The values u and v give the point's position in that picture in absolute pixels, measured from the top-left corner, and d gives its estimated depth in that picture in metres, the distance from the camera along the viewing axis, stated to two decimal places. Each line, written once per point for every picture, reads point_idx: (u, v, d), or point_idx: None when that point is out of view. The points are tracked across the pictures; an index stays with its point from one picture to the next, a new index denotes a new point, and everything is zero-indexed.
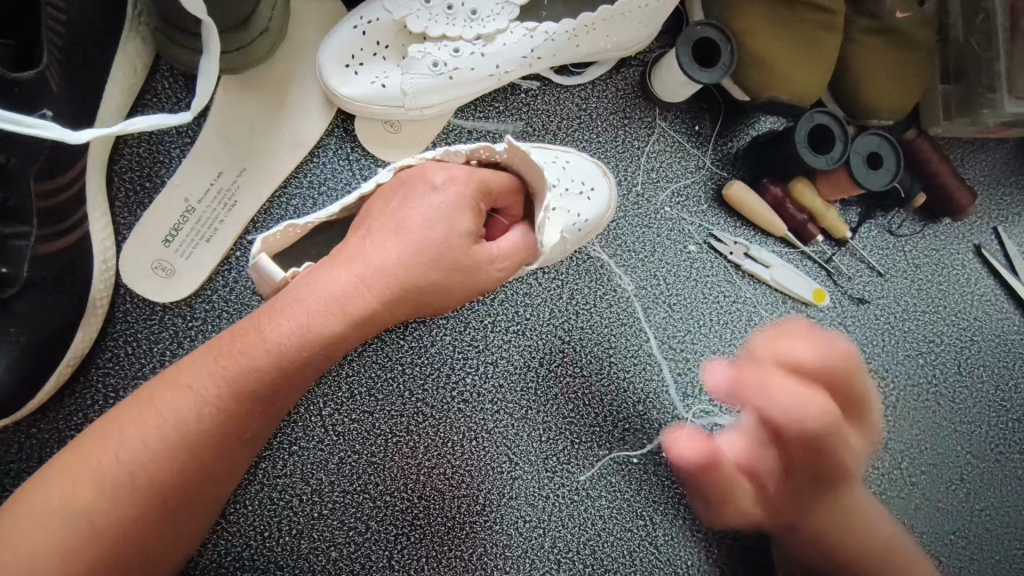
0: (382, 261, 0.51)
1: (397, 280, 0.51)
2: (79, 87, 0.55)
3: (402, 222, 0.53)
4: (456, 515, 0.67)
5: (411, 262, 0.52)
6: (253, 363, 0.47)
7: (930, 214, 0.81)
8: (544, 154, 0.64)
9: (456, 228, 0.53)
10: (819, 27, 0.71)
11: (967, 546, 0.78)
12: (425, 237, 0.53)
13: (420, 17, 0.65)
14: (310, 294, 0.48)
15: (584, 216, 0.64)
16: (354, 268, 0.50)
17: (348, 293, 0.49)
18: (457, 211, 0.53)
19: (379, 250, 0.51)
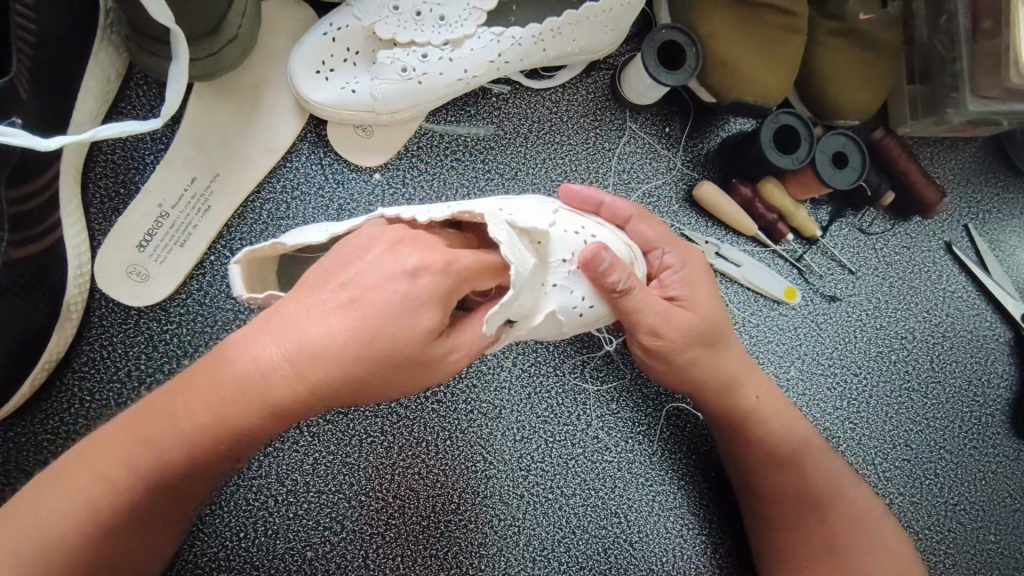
0: (322, 342, 0.45)
1: (328, 373, 0.45)
2: (50, 95, 0.56)
3: (362, 298, 0.46)
4: (430, 514, 0.68)
5: (340, 361, 0.45)
6: (187, 428, 0.45)
7: (900, 212, 0.82)
8: (569, 222, 0.61)
9: (418, 323, 0.47)
10: (781, 29, 0.72)
11: (943, 541, 0.79)
12: (361, 342, 0.46)
13: (389, 24, 0.66)
14: (257, 381, 0.45)
15: (590, 300, 0.59)
16: (287, 355, 0.45)
17: (281, 379, 0.45)
18: (418, 305, 0.47)
19: (319, 335, 0.45)
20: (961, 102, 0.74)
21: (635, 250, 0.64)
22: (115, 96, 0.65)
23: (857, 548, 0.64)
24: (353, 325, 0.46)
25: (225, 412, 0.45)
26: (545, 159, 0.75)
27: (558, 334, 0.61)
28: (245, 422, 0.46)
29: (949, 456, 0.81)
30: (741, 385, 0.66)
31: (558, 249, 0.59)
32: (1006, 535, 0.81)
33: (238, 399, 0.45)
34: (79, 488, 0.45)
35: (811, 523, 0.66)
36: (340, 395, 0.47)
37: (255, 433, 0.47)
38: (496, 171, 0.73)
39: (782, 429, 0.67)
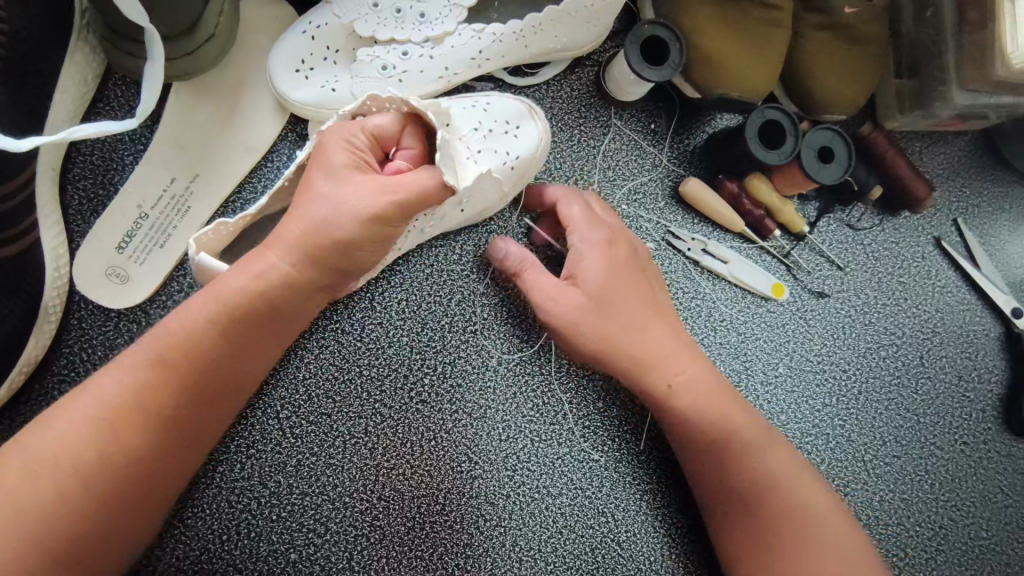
0: (288, 231, 0.54)
1: (303, 247, 0.54)
2: (23, 97, 0.56)
3: (305, 188, 0.55)
4: (416, 515, 0.68)
5: (314, 233, 0.53)
6: (184, 333, 0.52)
7: (888, 207, 0.81)
8: (465, 101, 0.67)
9: (339, 166, 0.55)
10: (766, 24, 0.72)
11: (933, 537, 0.78)
12: (326, 215, 0.53)
13: (369, 22, 0.65)
14: (243, 267, 0.53)
15: (514, 154, 0.67)
16: (273, 253, 0.54)
17: (270, 264, 0.53)
18: (350, 168, 0.55)
19: (291, 228, 0.54)
20: (947, 95, 0.73)
21: (535, 107, 0.69)
22: (92, 97, 0.64)
23: (809, 556, 0.60)
24: (302, 212, 0.54)
25: (219, 295, 0.52)
26: None
27: (503, 197, 0.68)
28: (238, 302, 0.52)
29: (940, 451, 0.80)
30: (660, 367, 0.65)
31: (465, 123, 0.65)
32: (998, 530, 0.80)
33: (227, 288, 0.52)
34: (80, 415, 0.49)
35: (766, 529, 0.62)
36: (325, 259, 0.54)
37: (252, 318, 0.53)
38: None
39: (713, 417, 0.64)
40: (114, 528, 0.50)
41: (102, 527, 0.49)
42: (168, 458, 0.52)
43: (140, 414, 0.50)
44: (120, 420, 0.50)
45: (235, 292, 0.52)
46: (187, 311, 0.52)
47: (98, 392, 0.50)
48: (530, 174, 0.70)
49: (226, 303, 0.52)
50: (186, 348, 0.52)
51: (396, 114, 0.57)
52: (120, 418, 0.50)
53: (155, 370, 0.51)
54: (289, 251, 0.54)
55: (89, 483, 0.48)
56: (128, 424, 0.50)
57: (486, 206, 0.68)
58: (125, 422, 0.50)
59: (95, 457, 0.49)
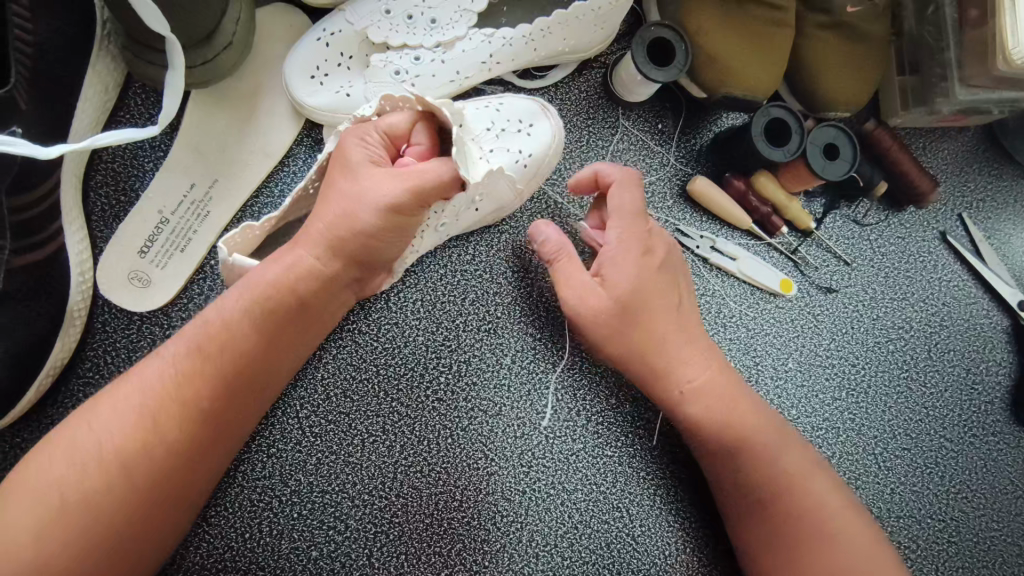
0: (316, 227, 0.56)
1: (331, 241, 0.56)
2: (49, 106, 0.58)
3: (329, 187, 0.57)
4: (434, 511, 0.69)
5: (342, 224, 0.56)
6: (220, 326, 0.54)
7: (894, 202, 0.82)
8: (480, 101, 0.69)
9: (361, 161, 0.57)
10: (770, 24, 0.73)
11: (945, 529, 0.79)
12: (350, 208, 0.56)
13: (381, 28, 0.67)
14: (275, 259, 0.56)
15: (526, 151, 0.68)
16: (304, 245, 0.56)
17: (303, 257, 0.56)
18: (370, 165, 0.57)
19: (317, 223, 0.56)
20: (950, 91, 0.74)
21: (548, 108, 0.71)
22: (113, 106, 0.66)
23: (836, 542, 0.61)
24: (329, 205, 0.56)
25: (252, 287, 0.54)
26: None
27: (518, 194, 0.69)
28: (267, 298, 0.54)
29: (950, 444, 0.81)
30: (675, 372, 0.65)
31: (478, 122, 0.67)
32: (1009, 521, 0.81)
33: (262, 280, 0.54)
34: (122, 404, 0.51)
35: (782, 515, 0.63)
36: (353, 250, 0.57)
37: (284, 314, 0.56)
38: None
39: (729, 416, 0.65)
40: (152, 524, 0.52)
41: (139, 521, 0.51)
42: (201, 454, 0.54)
43: (180, 404, 0.52)
44: (160, 409, 0.51)
45: (270, 282, 0.54)
46: (221, 308, 0.54)
47: (135, 381, 0.52)
48: (546, 171, 0.71)
49: (259, 294, 0.54)
50: (224, 340, 0.54)
51: (408, 113, 0.59)
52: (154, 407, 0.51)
53: (192, 362, 0.53)
54: (319, 243, 0.56)
55: (124, 478, 0.50)
56: (169, 413, 0.51)
57: (501, 206, 0.69)
58: (165, 412, 0.51)
59: (135, 446, 0.50)
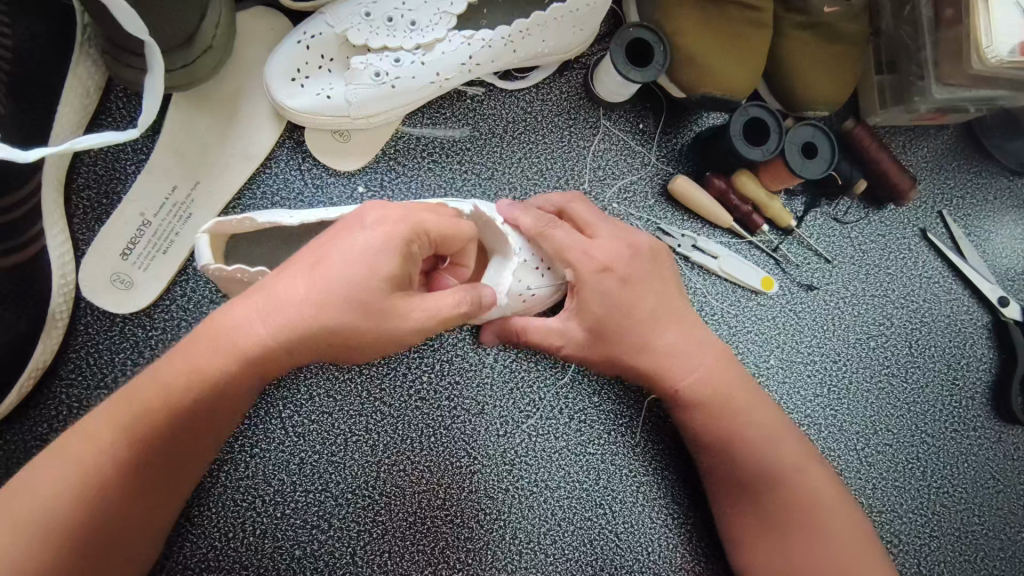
0: (285, 295, 0.49)
1: (292, 327, 0.49)
2: (28, 110, 0.58)
3: (329, 265, 0.50)
4: (417, 510, 0.69)
5: (321, 312, 0.49)
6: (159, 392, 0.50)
7: (874, 200, 0.83)
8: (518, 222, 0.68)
9: (379, 269, 0.51)
10: (747, 24, 0.74)
11: (927, 524, 0.80)
12: (342, 294, 0.49)
13: (361, 30, 0.68)
14: (221, 331, 0.50)
15: (533, 288, 0.67)
16: (263, 317, 0.49)
17: (252, 330, 0.49)
18: (384, 253, 0.51)
19: (288, 297, 0.49)
20: (926, 90, 0.75)
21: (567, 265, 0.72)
22: (95, 109, 0.66)
23: (822, 534, 0.63)
24: (332, 276, 0.50)
25: (194, 355, 0.50)
26: (521, 158, 0.76)
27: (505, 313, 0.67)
28: (212, 369, 0.49)
29: (932, 439, 0.82)
30: (670, 369, 0.66)
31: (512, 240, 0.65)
32: (990, 516, 0.82)
33: (242, 338, 0.49)
34: (98, 431, 0.49)
35: (777, 507, 0.64)
36: (309, 340, 0.49)
37: (231, 384, 0.50)
38: (473, 172, 0.75)
39: (728, 409, 0.66)
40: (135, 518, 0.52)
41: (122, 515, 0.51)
42: (174, 457, 0.53)
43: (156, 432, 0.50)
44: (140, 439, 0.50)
45: (252, 339, 0.49)
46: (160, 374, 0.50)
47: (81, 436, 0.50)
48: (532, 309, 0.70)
49: (198, 361, 0.49)
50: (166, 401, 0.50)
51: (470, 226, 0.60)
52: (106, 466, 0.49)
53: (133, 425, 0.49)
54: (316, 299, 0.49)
55: (105, 500, 0.49)
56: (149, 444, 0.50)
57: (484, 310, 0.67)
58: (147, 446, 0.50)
59: (118, 491, 0.50)
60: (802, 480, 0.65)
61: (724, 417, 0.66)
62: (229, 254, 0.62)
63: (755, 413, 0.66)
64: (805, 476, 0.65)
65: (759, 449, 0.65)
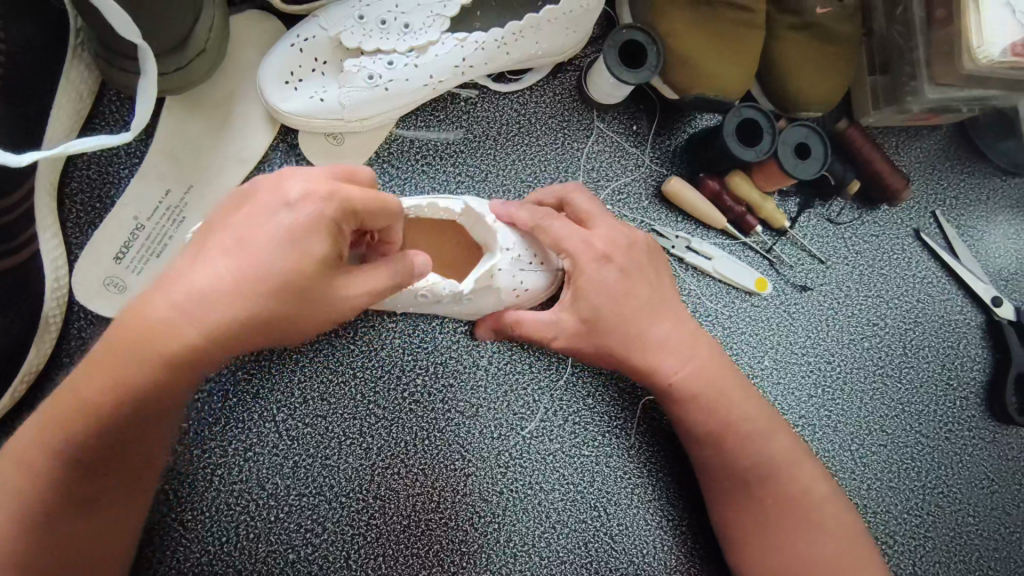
0: (212, 286, 0.46)
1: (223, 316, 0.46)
2: (21, 114, 0.58)
3: (250, 241, 0.48)
4: (411, 513, 0.69)
5: (244, 300, 0.47)
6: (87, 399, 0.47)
7: (868, 200, 0.83)
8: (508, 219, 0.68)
9: (310, 250, 0.48)
10: (741, 26, 0.74)
11: (921, 524, 0.80)
12: (270, 279, 0.47)
13: (355, 33, 0.68)
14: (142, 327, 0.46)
15: (527, 285, 0.68)
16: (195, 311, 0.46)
17: (179, 326, 0.46)
18: (305, 235, 0.48)
19: (212, 286, 0.46)
20: (919, 90, 0.75)
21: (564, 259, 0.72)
22: (88, 113, 0.66)
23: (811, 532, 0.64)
24: (261, 258, 0.47)
25: (116, 356, 0.47)
26: (515, 160, 0.76)
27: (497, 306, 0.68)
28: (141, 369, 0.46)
29: (926, 439, 0.82)
30: (664, 362, 0.65)
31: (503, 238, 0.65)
32: (985, 516, 0.82)
33: (170, 336, 0.46)
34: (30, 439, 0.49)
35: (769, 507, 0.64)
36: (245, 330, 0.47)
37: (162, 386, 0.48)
38: (467, 174, 0.75)
39: (720, 402, 0.65)
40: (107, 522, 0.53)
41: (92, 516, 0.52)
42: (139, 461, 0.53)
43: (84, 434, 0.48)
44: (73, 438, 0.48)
45: (179, 336, 0.46)
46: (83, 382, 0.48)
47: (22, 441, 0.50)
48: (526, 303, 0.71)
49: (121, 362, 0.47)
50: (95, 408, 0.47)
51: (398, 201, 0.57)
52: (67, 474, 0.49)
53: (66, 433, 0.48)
54: (241, 287, 0.47)
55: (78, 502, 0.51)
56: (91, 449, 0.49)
57: (477, 308, 0.68)
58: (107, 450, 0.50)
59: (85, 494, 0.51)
60: (788, 473, 0.65)
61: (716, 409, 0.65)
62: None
63: (745, 403, 0.66)
64: (791, 480, 0.65)
65: (752, 441, 0.65)
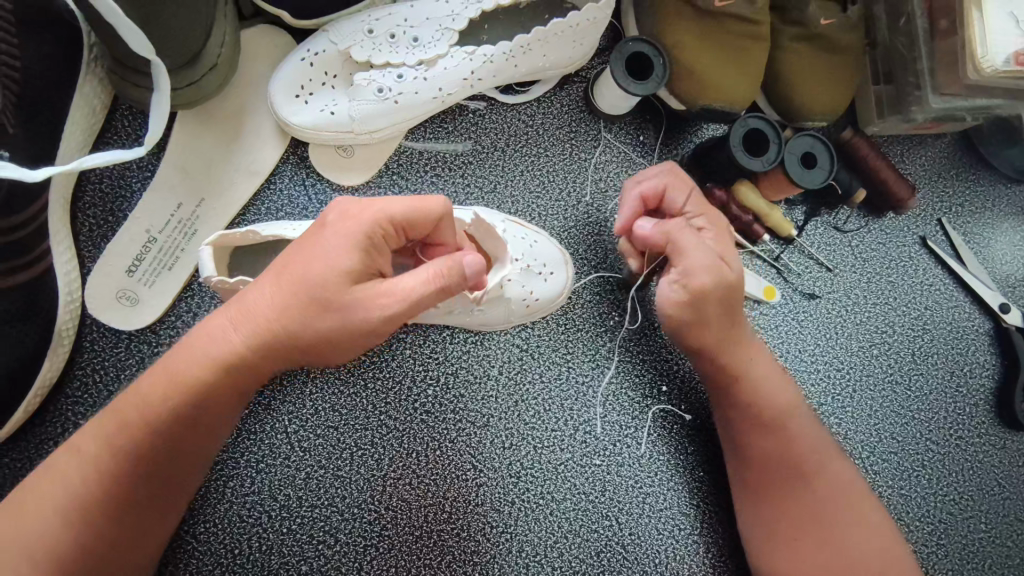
0: (255, 304, 0.52)
1: (262, 331, 0.51)
2: (37, 130, 0.59)
3: (290, 260, 0.52)
4: (423, 524, 0.69)
5: (277, 312, 0.51)
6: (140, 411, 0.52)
7: (873, 208, 0.84)
8: (517, 231, 0.69)
9: (337, 264, 0.51)
10: (746, 37, 0.74)
11: (934, 532, 0.80)
12: (308, 284, 0.51)
13: (364, 48, 0.68)
14: (195, 343, 0.53)
15: (536, 295, 0.69)
16: (238, 325, 0.52)
17: (226, 339, 0.52)
18: (341, 248, 0.51)
19: (256, 301, 0.52)
20: (923, 100, 0.76)
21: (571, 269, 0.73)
22: (100, 129, 0.67)
23: (847, 535, 0.63)
24: (301, 275, 0.51)
25: (170, 373, 0.52)
26: (523, 171, 0.77)
27: (507, 319, 0.70)
28: (194, 385, 0.52)
29: (936, 446, 0.82)
30: (728, 356, 0.66)
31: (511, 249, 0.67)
32: (996, 523, 0.81)
33: (217, 347, 0.52)
34: (83, 445, 0.52)
35: (808, 501, 0.65)
36: (282, 349, 0.52)
37: (212, 399, 0.53)
38: (475, 185, 0.75)
39: (767, 399, 0.67)
40: (130, 531, 0.54)
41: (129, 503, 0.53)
42: (170, 465, 0.55)
43: (136, 439, 0.52)
44: (121, 445, 0.52)
45: (226, 349, 0.52)
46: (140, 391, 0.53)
47: (73, 445, 0.53)
48: (534, 315, 0.72)
49: (173, 376, 0.52)
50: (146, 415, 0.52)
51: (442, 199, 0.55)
52: (104, 469, 0.52)
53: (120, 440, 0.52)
54: (281, 304, 0.51)
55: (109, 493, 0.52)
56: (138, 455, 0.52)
57: (485, 320, 0.69)
58: (150, 449, 0.52)
59: (117, 491, 0.52)
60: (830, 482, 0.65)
61: (763, 406, 0.66)
62: (232, 265, 0.62)
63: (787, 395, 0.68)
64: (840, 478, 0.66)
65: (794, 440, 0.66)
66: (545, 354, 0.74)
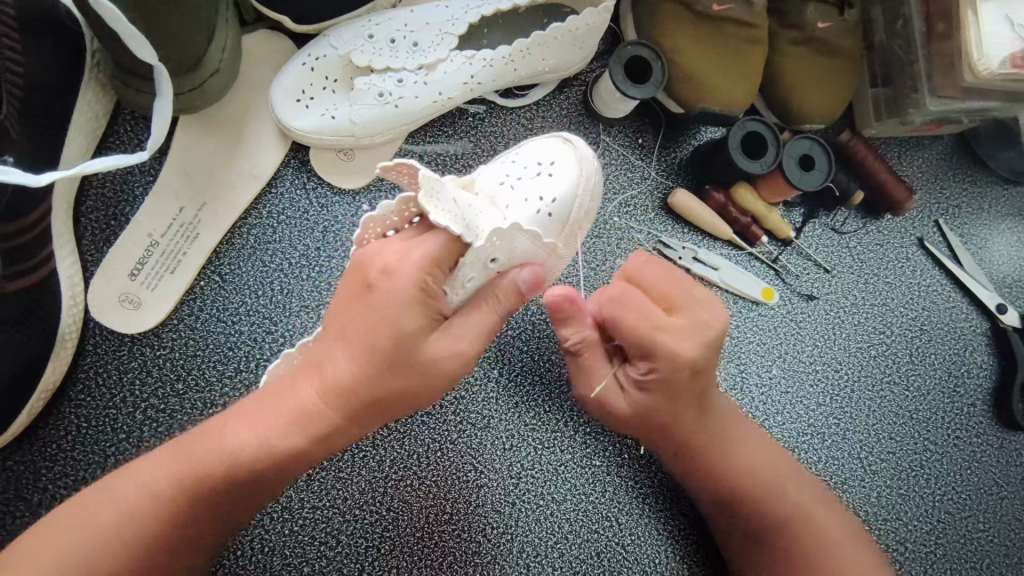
0: (331, 370, 0.51)
1: (337, 391, 0.51)
2: (40, 135, 0.60)
3: (355, 323, 0.51)
4: (424, 525, 0.69)
5: (350, 373, 0.50)
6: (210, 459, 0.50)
7: (870, 210, 0.84)
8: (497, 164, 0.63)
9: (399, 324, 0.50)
10: (744, 40, 0.75)
11: (932, 531, 0.80)
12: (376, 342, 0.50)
13: (364, 52, 0.69)
14: (269, 399, 0.52)
15: (551, 198, 0.61)
16: (313, 382, 0.51)
17: (302, 396, 0.51)
18: (403, 310, 0.51)
19: (329, 362, 0.51)
20: (920, 102, 0.76)
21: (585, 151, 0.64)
22: (103, 133, 0.68)
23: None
24: (366, 336, 0.51)
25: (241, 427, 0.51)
26: None
27: (557, 247, 0.61)
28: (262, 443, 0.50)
29: (934, 446, 0.82)
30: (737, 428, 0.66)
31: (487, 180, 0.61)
32: (994, 522, 0.82)
33: (295, 403, 0.51)
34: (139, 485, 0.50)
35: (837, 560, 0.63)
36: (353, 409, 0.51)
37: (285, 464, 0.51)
38: None
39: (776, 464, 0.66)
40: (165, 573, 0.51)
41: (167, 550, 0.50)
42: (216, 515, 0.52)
43: (184, 488, 0.50)
44: (186, 490, 0.50)
45: (300, 407, 0.51)
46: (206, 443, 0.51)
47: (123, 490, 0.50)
48: (577, 215, 0.64)
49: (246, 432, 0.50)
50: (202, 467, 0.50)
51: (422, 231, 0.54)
52: (156, 512, 0.49)
53: (172, 485, 0.50)
54: (357, 363, 0.51)
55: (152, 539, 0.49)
56: (199, 493, 0.50)
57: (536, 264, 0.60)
58: (203, 499, 0.50)
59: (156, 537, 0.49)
60: (818, 514, 0.65)
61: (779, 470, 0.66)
62: None
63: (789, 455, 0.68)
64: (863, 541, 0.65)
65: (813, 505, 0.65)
66: (551, 358, 0.74)
